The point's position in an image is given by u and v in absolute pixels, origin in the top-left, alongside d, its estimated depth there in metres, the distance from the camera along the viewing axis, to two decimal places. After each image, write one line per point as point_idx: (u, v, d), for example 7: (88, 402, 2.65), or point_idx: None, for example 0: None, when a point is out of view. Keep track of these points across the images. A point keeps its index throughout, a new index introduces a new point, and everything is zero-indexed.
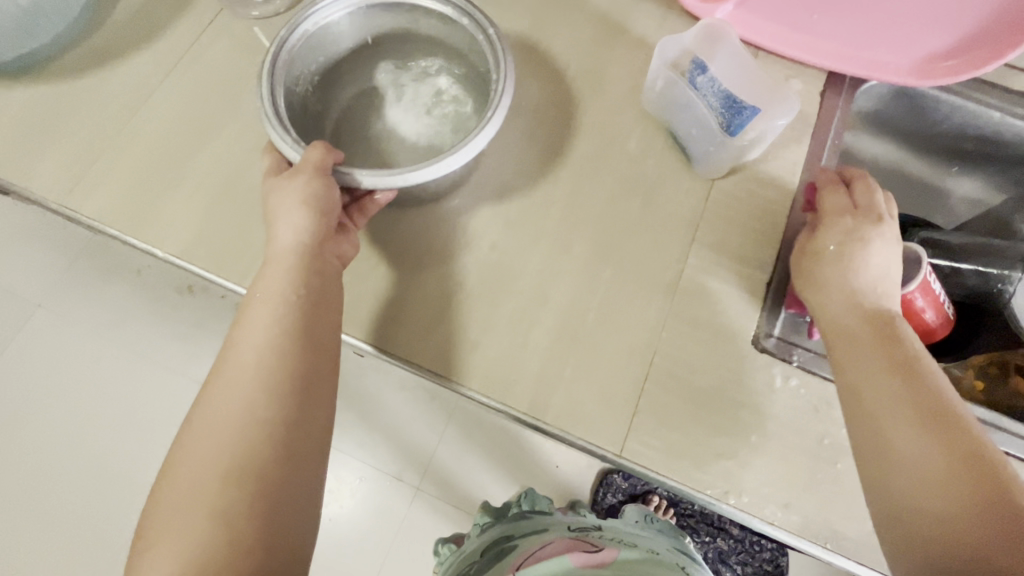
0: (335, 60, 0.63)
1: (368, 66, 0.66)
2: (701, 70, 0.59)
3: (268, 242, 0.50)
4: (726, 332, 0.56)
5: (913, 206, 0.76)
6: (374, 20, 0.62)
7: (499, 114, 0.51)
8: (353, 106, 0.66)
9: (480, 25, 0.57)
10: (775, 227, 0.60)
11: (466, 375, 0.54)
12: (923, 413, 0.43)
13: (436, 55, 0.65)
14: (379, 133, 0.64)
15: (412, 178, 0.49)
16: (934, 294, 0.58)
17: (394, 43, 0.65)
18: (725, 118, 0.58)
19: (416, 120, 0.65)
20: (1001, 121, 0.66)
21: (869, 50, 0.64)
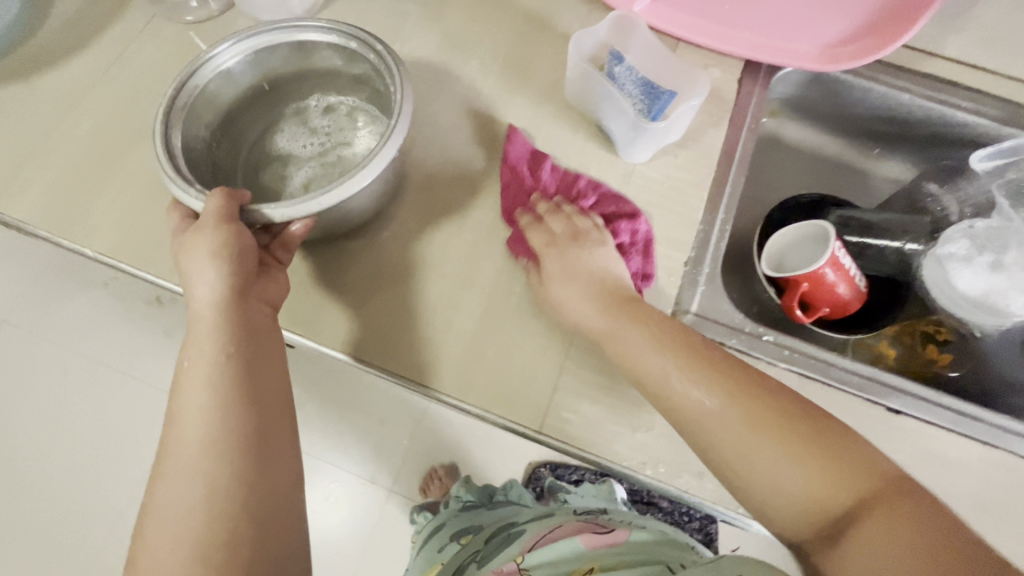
0: (237, 104, 0.66)
1: (272, 108, 0.69)
2: (618, 61, 0.63)
3: (198, 294, 0.49)
4: (646, 309, 0.58)
5: (840, 187, 0.79)
6: (266, 61, 0.64)
7: (404, 122, 0.54)
8: (266, 148, 0.68)
9: (369, 44, 0.60)
10: (693, 208, 0.62)
11: (392, 362, 0.56)
12: (735, 387, 0.45)
13: (337, 87, 0.68)
14: (297, 168, 0.66)
15: (327, 198, 0.51)
16: (845, 269, 0.60)
17: (294, 81, 0.68)
18: (645, 104, 0.62)
19: (329, 153, 0.67)
20: (911, 101, 0.69)
21: (779, 38, 0.67)
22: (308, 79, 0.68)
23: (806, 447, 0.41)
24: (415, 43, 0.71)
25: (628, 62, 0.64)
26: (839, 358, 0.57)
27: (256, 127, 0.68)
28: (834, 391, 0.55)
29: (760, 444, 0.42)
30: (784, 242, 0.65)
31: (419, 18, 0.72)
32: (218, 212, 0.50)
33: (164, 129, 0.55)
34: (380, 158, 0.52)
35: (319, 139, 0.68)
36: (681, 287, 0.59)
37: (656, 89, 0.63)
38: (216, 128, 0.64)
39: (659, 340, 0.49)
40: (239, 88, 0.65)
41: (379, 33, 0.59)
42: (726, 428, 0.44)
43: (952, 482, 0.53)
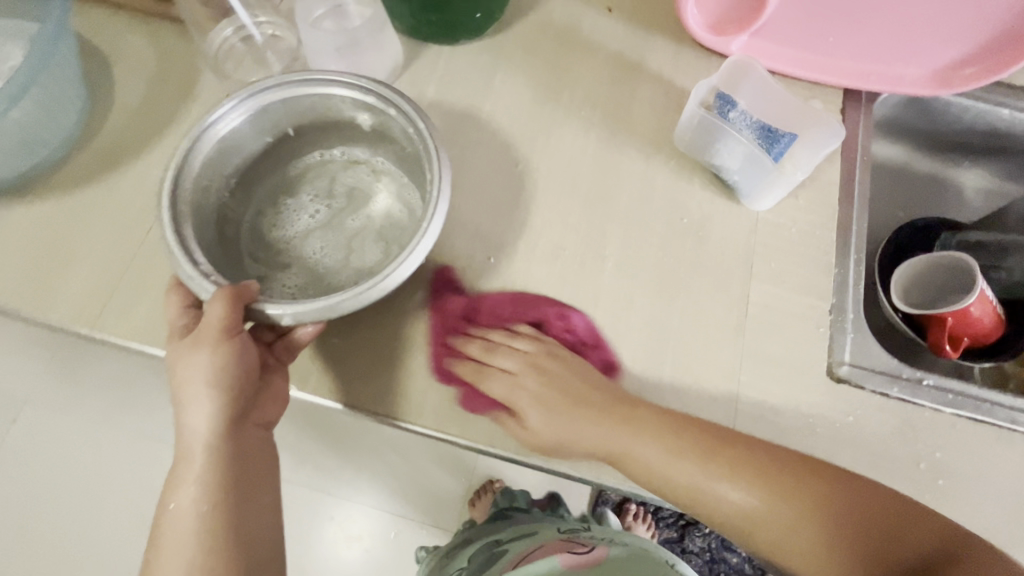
0: (254, 158, 0.62)
1: (287, 160, 0.65)
2: (731, 105, 0.61)
3: (189, 421, 0.46)
4: (801, 365, 0.56)
5: (933, 204, 0.79)
6: (285, 114, 0.60)
7: (439, 216, 0.50)
8: (279, 202, 0.65)
9: (412, 119, 0.55)
10: (826, 252, 0.61)
11: (554, 453, 0.52)
12: (752, 468, 0.47)
13: (360, 141, 0.64)
14: (312, 231, 0.63)
15: (341, 304, 0.47)
16: (988, 300, 0.59)
17: (316, 131, 0.63)
18: (764, 146, 0.60)
19: (347, 215, 0.63)
20: (1010, 117, 0.69)
21: (886, 65, 0.65)
22: (330, 131, 0.63)
23: (760, 485, 0.46)
24: (506, 101, 0.68)
25: (741, 106, 0.62)
26: (1003, 396, 0.56)
27: (268, 181, 0.65)
28: (1004, 433, 0.54)
29: (777, 514, 0.45)
30: (913, 274, 0.64)
31: (505, 73, 0.69)
32: (218, 321, 0.46)
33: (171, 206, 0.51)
34: (407, 266, 0.48)
35: (334, 195, 0.64)
36: (831, 338, 0.57)
37: (774, 130, 0.61)
38: (226, 185, 0.60)
39: (682, 453, 0.48)
40: (252, 142, 0.60)
41: (422, 104, 0.54)
42: (746, 518, 0.46)
43: None
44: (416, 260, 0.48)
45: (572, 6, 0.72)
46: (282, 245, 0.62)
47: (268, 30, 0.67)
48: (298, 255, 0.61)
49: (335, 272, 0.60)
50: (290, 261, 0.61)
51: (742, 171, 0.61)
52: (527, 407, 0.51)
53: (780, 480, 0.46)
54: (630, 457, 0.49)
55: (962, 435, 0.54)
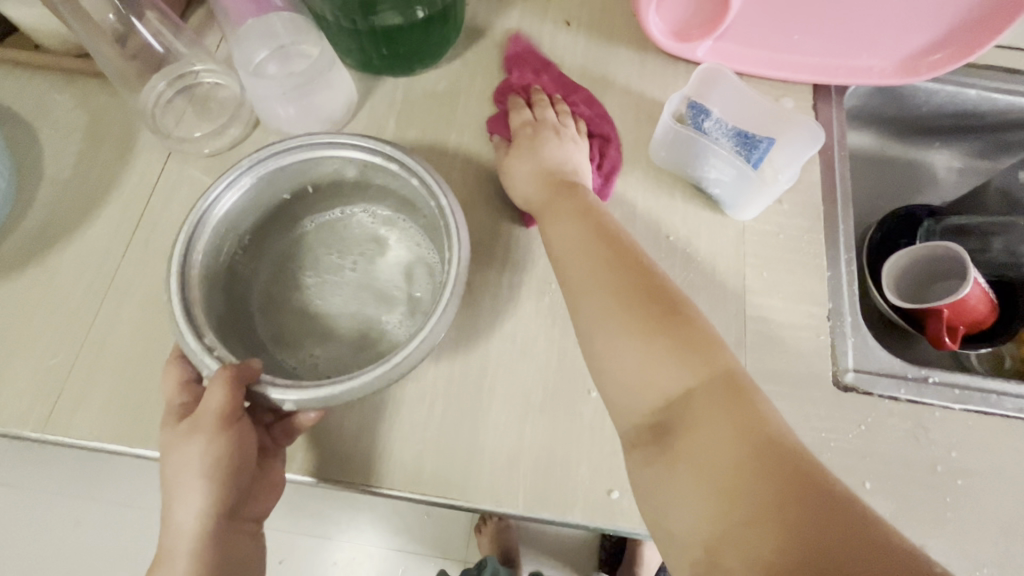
0: (271, 213, 0.57)
1: (306, 215, 0.59)
2: (704, 116, 0.60)
3: (178, 518, 0.42)
4: (805, 377, 0.54)
5: (903, 187, 0.80)
6: (303, 173, 0.55)
7: (458, 286, 0.46)
8: (293, 259, 0.59)
9: (434, 192, 0.50)
10: (815, 255, 0.59)
11: (565, 504, 0.49)
12: (658, 306, 0.44)
13: (382, 200, 0.58)
14: (329, 296, 0.57)
15: (343, 391, 0.42)
16: (980, 286, 0.59)
17: (339, 187, 0.58)
18: (743, 154, 0.59)
19: (366, 278, 0.57)
20: (978, 97, 0.69)
21: (853, 57, 0.64)
22: (351, 188, 0.58)
23: (721, 407, 0.39)
24: (470, 129, 0.64)
25: (714, 115, 0.61)
26: (1006, 386, 0.55)
27: (284, 236, 0.59)
28: (1011, 422, 0.53)
29: (653, 351, 0.43)
30: (903, 264, 0.63)
31: (467, 99, 0.65)
32: (216, 407, 0.42)
33: (180, 276, 0.46)
34: (435, 328, 0.44)
35: (352, 254, 0.59)
36: (833, 346, 0.56)
37: (751, 137, 0.60)
38: (239, 243, 0.55)
39: (611, 271, 0.47)
40: (266, 198, 0.55)
41: (445, 178, 0.50)
42: (628, 371, 0.43)
43: None
44: (431, 343, 0.44)
45: (528, 23, 0.69)
46: (293, 310, 0.56)
47: (208, 78, 0.62)
48: (315, 324, 0.56)
49: (356, 344, 0.54)
50: (308, 331, 0.55)
51: (722, 181, 0.59)
52: (565, 215, 0.53)
53: (681, 341, 0.43)
54: (575, 295, 0.48)
55: (973, 430, 0.53)
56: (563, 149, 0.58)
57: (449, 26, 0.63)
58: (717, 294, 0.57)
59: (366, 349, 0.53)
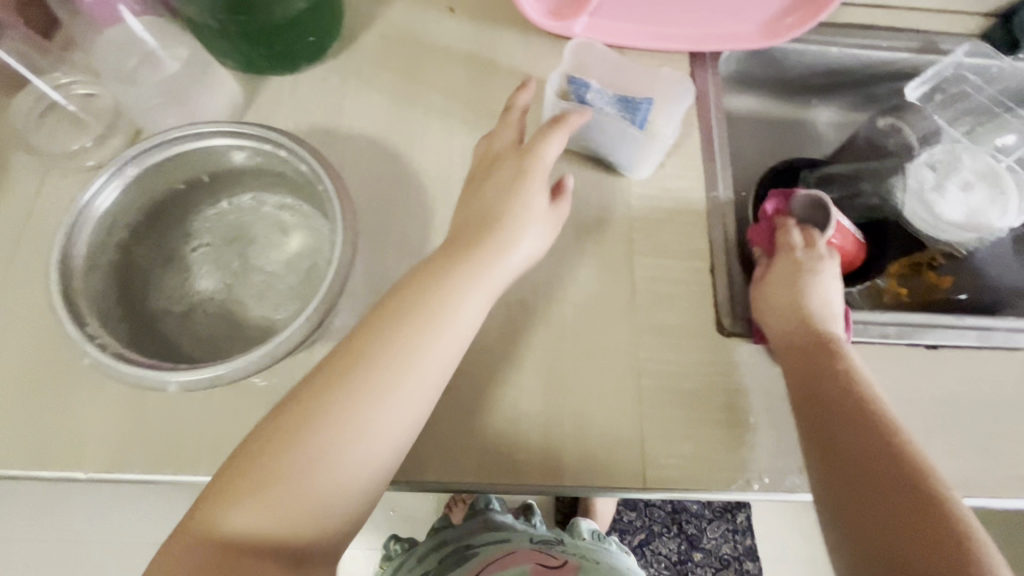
0: (161, 207, 0.53)
1: (204, 202, 0.56)
2: (586, 87, 0.62)
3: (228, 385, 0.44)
4: (694, 328, 0.58)
5: (795, 144, 0.84)
6: (188, 163, 0.52)
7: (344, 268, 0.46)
8: (189, 252, 0.55)
9: (321, 177, 0.49)
10: (698, 214, 0.63)
11: (476, 470, 0.52)
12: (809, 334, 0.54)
13: (280, 186, 0.55)
14: (233, 288, 0.54)
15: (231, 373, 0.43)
16: (846, 228, 0.64)
17: (232, 176, 0.54)
18: (629, 115, 0.61)
19: (271, 267, 0.55)
20: (842, 53, 0.74)
21: (719, 25, 0.68)
22: (247, 176, 0.54)
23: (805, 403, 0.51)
24: (362, 121, 0.65)
25: (595, 86, 0.62)
26: (872, 316, 0.60)
27: (181, 225, 0.55)
28: (877, 347, 0.59)
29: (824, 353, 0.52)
30: None
31: (357, 91, 0.66)
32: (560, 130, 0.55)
33: (59, 271, 0.44)
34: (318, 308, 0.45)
35: (256, 244, 0.56)
36: (717, 297, 0.59)
37: (631, 99, 0.62)
38: (127, 233, 0.51)
39: (778, 302, 0.56)
40: (152, 187, 0.51)
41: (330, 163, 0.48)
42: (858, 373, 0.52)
43: (998, 395, 0.58)
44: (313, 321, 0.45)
45: (413, 12, 0.70)
46: (192, 307, 0.53)
47: (80, 89, 0.61)
48: (218, 316, 0.53)
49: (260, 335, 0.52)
50: (210, 323, 0.53)
51: (613, 147, 0.62)
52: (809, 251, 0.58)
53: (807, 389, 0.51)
54: (827, 346, 0.53)
55: None
56: (824, 289, 0.56)
57: (328, 22, 0.64)
58: (608, 259, 0.60)
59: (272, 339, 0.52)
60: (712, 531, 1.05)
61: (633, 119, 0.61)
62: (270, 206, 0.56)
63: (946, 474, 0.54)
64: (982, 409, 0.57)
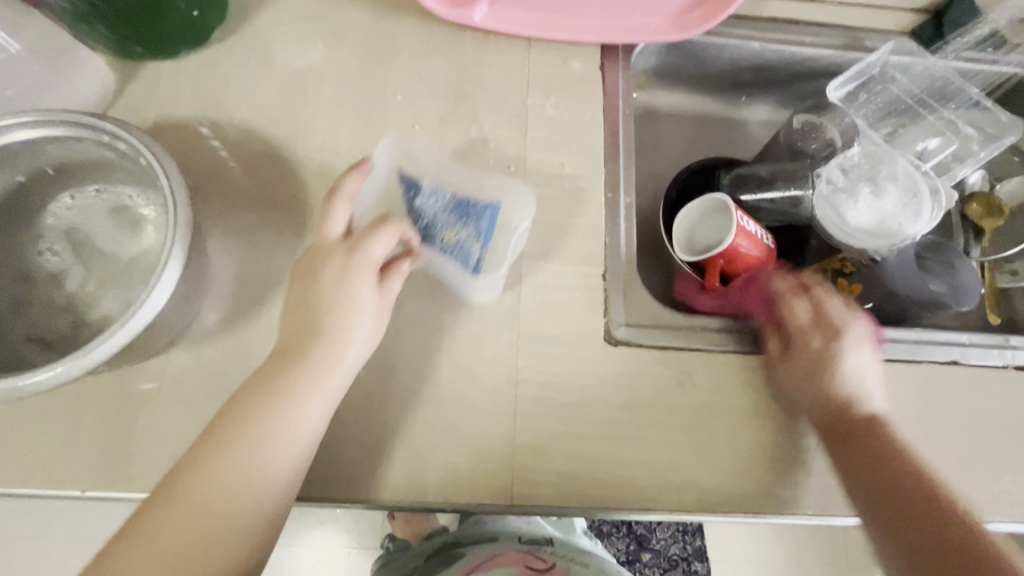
0: (4, 199, 0.50)
1: (59, 193, 0.51)
2: (415, 190, 0.57)
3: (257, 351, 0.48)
4: (581, 335, 0.55)
5: (724, 144, 0.81)
6: (25, 154, 0.48)
7: (174, 269, 0.42)
8: (32, 250, 0.51)
9: (159, 171, 0.46)
10: (595, 216, 0.60)
11: (331, 488, 0.49)
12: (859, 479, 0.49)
13: (134, 178, 0.51)
14: (82, 291, 0.50)
15: (32, 384, 0.40)
16: (751, 232, 0.61)
17: (82, 168, 0.51)
18: (469, 229, 0.56)
19: (124, 267, 0.51)
20: (762, 49, 0.71)
21: (627, 17, 0.64)
22: (99, 167, 0.50)
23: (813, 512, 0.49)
24: (246, 110, 0.61)
25: (428, 188, 0.58)
26: (770, 325, 0.58)
27: (31, 218, 0.51)
28: (772, 359, 0.56)
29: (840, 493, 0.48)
30: (693, 217, 0.64)
31: (242, 79, 0.62)
32: (372, 232, 0.48)
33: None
34: (142, 315, 0.41)
35: (109, 242, 0.51)
36: (608, 303, 0.57)
37: (472, 206, 0.57)
38: None
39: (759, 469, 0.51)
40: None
41: (168, 158, 0.45)
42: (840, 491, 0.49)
43: (898, 409, 0.55)
44: (131, 330, 0.41)
45: None
46: (30, 310, 0.49)
47: None
48: (64, 320, 0.49)
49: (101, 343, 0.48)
50: (54, 327, 0.49)
51: (447, 262, 0.56)
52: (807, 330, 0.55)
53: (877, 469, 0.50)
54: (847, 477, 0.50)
55: (736, 370, 0.55)
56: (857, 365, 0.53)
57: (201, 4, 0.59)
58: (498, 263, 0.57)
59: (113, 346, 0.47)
60: (662, 533, 0.98)
61: (472, 234, 0.56)
62: (128, 201, 0.52)
63: (832, 490, 0.52)
64: None
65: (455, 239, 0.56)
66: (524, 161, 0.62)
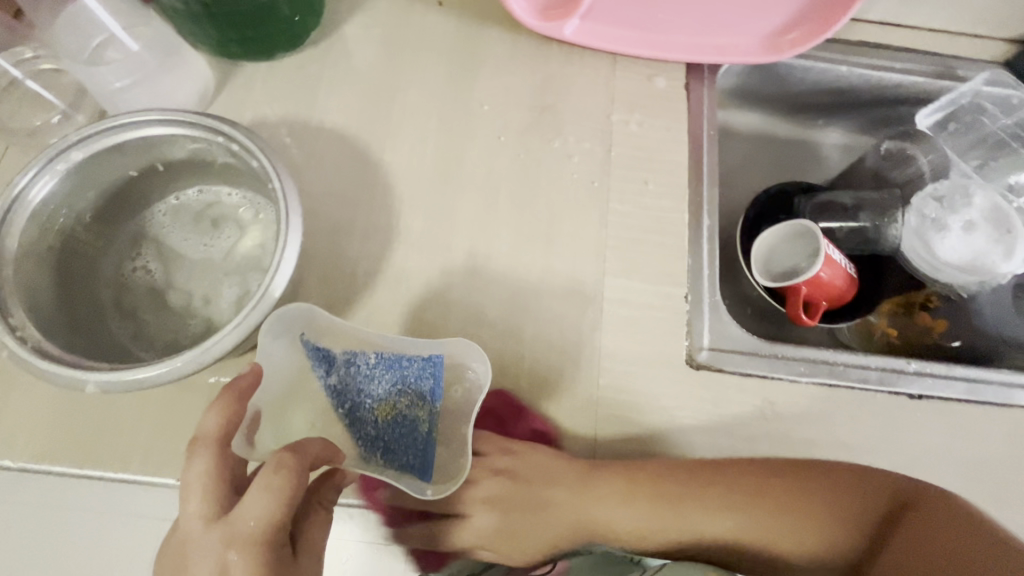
0: (116, 194, 0.51)
1: (166, 193, 0.54)
2: (327, 368, 0.51)
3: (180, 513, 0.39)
4: (660, 357, 0.55)
5: (794, 167, 0.80)
6: (141, 152, 0.50)
7: (285, 271, 0.44)
8: (141, 245, 0.53)
9: (269, 174, 0.47)
10: (677, 237, 0.59)
11: (411, 494, 0.50)
12: (788, 509, 0.49)
13: (241, 181, 0.53)
14: (184, 285, 0.52)
15: (151, 378, 0.40)
16: (837, 262, 0.60)
17: (190, 168, 0.52)
18: (409, 397, 0.51)
19: (226, 265, 0.53)
20: (850, 73, 0.69)
21: (718, 37, 0.64)
22: (208, 168, 0.52)
23: (787, 516, 0.50)
24: (335, 113, 0.62)
25: (345, 358, 0.51)
26: (855, 358, 0.56)
27: (140, 213, 0.54)
28: (855, 393, 0.55)
29: (783, 523, 0.50)
30: (768, 245, 0.63)
31: (333, 83, 0.63)
32: (276, 503, 0.36)
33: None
34: (256, 314, 0.42)
35: (213, 239, 0.53)
36: (688, 326, 0.56)
37: (405, 362, 0.50)
38: (75, 218, 0.49)
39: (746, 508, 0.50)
40: (108, 170, 0.49)
41: (281, 162, 0.46)
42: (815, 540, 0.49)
43: (983, 453, 0.54)
44: (247, 328, 0.42)
45: (397, 7, 0.67)
46: (136, 303, 0.51)
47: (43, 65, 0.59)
48: (169, 311, 0.51)
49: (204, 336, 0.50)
50: (158, 318, 0.51)
51: (388, 447, 0.50)
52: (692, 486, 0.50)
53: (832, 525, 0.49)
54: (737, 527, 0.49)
55: (818, 402, 0.54)
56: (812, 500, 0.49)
57: (303, 11, 0.61)
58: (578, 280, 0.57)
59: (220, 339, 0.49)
60: None
61: (415, 401, 0.51)
62: (233, 202, 0.54)
63: None
64: (965, 468, 0.53)
65: (389, 415, 0.51)
66: (607, 179, 0.61)
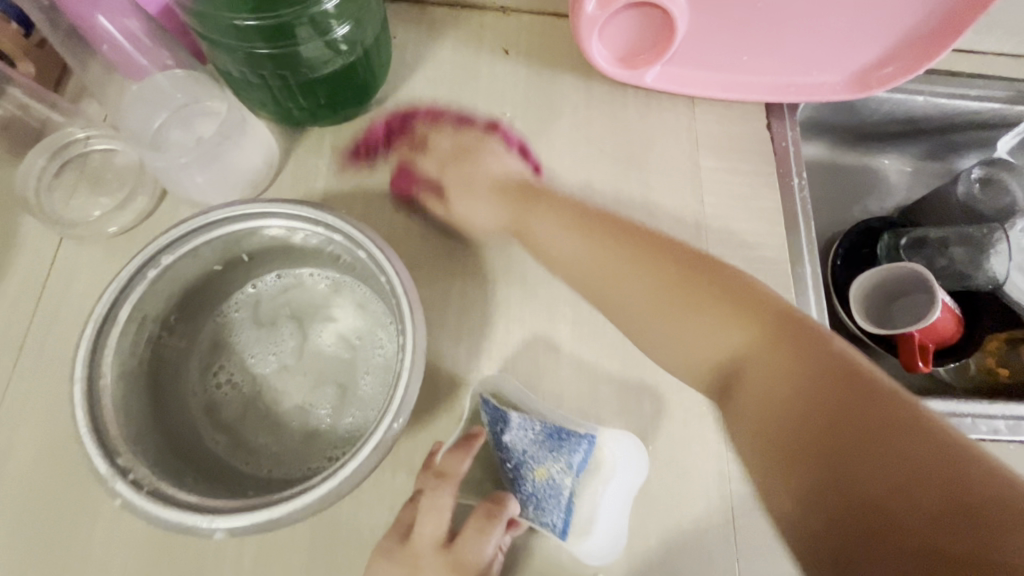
0: (199, 292, 0.47)
1: (245, 282, 0.50)
2: (501, 424, 0.47)
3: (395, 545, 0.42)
4: None
5: (857, 196, 0.77)
6: (228, 246, 0.45)
7: (415, 379, 0.39)
8: (227, 341, 0.49)
9: (380, 265, 0.43)
10: (784, 289, 0.57)
11: None
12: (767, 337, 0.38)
13: (330, 264, 0.48)
14: (280, 384, 0.48)
15: (287, 515, 0.36)
16: (946, 305, 0.58)
17: (277, 256, 0.48)
18: (563, 462, 0.48)
19: (321, 357, 0.49)
20: (926, 103, 0.68)
21: (803, 76, 0.61)
22: (294, 253, 0.48)
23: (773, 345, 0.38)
24: (412, 175, 0.58)
25: (517, 419, 0.48)
26: (980, 407, 0.54)
27: (223, 306, 0.49)
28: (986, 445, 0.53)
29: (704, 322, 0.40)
30: (864, 291, 0.62)
31: (405, 143, 0.59)
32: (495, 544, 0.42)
33: (86, 387, 0.38)
34: (391, 430, 0.38)
35: (304, 328, 0.49)
36: None
37: (566, 433, 0.48)
38: (160, 324, 0.45)
39: (720, 311, 0.40)
40: (193, 269, 0.45)
41: (393, 251, 0.42)
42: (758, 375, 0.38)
43: None
44: (381, 448, 0.38)
45: (462, 57, 0.64)
46: (229, 408, 0.47)
47: (99, 145, 0.55)
48: (264, 415, 0.47)
49: (309, 440, 0.46)
50: (255, 422, 0.47)
51: (537, 507, 0.47)
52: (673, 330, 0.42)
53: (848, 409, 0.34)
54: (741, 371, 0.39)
55: None
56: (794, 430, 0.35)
57: (377, 68, 0.56)
58: None
59: (332, 444, 0.45)
60: None
61: (567, 469, 0.48)
62: (324, 288, 0.50)
63: None
64: None
65: (543, 476, 0.47)
66: (703, 230, 0.59)
